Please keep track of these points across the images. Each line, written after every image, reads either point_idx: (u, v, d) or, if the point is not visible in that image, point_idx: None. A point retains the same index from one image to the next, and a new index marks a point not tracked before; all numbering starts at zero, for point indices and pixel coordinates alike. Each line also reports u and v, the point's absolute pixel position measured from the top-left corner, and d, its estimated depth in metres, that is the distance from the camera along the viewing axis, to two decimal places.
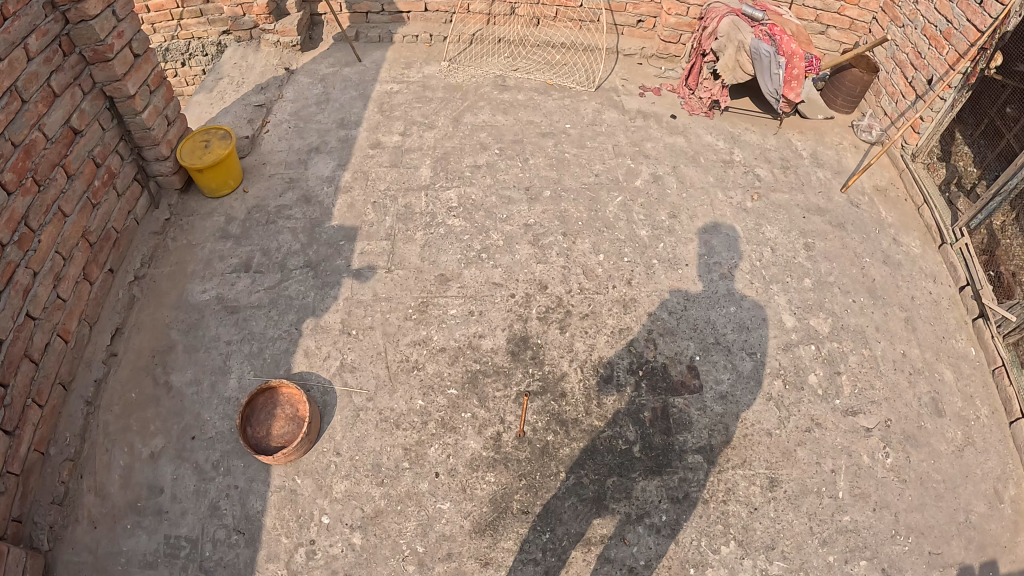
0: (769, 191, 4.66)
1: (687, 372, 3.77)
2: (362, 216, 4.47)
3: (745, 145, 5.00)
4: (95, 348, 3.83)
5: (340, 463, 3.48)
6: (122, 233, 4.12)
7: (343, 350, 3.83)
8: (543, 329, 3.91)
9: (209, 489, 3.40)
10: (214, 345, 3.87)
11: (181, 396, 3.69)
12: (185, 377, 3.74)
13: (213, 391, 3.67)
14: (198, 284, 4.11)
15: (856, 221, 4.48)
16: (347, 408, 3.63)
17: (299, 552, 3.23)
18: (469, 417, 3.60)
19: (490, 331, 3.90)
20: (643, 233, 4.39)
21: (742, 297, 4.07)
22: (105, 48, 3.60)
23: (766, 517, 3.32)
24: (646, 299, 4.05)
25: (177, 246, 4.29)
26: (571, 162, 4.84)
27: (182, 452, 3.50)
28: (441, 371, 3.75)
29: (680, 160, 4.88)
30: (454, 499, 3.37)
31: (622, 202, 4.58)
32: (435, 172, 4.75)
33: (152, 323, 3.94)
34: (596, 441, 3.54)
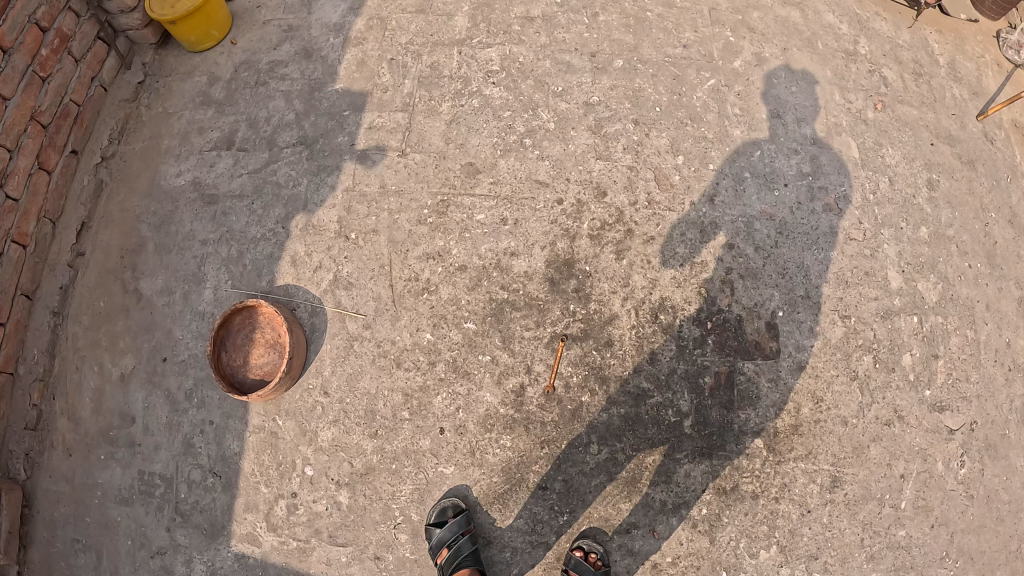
0: (896, 102, 3.57)
1: (764, 331, 3.07)
2: (375, 79, 3.39)
3: (873, 33, 3.73)
4: (61, 247, 3.34)
5: (328, 406, 3.00)
6: (86, 105, 3.43)
7: (339, 258, 3.09)
8: (592, 251, 3.03)
9: (182, 422, 3.12)
10: (188, 245, 3.31)
11: (152, 306, 3.26)
12: (156, 286, 3.28)
13: (185, 305, 3.22)
14: (172, 164, 3.44)
15: (989, 159, 3.56)
16: (339, 337, 3.02)
17: (280, 504, 3.00)
18: (487, 362, 2.94)
19: (524, 245, 3.04)
20: (739, 131, 3.32)
21: (849, 237, 3.24)
22: None
23: (818, 523, 2.91)
24: (730, 227, 3.17)
25: (152, 114, 3.58)
26: (654, 23, 3.48)
27: (153, 376, 3.17)
28: (458, 297, 3.00)
29: (795, 41, 3.57)
30: (459, 465, 2.90)
31: (715, 86, 3.38)
32: (473, 22, 3.46)
33: (122, 216, 3.41)
34: (641, 410, 2.93)
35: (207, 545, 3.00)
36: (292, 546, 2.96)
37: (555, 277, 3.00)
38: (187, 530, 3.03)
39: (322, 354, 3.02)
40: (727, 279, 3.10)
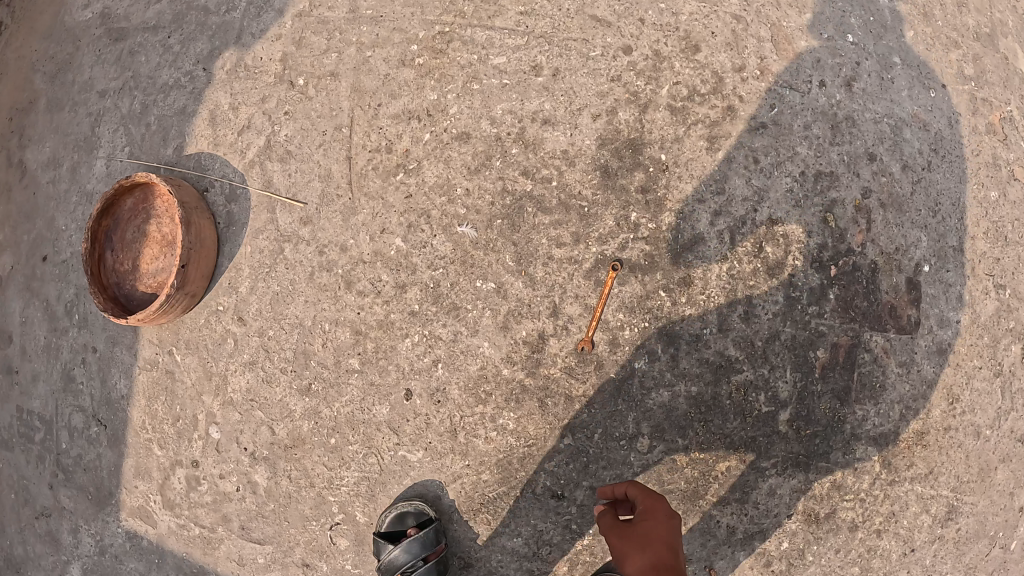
0: None
1: (903, 292, 2.00)
2: None
3: None
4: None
5: (242, 339, 1.98)
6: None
7: (277, 115, 1.99)
8: (671, 131, 1.87)
9: (62, 347, 2.26)
10: (83, 100, 2.33)
11: (34, 185, 2.35)
12: (42, 157, 2.35)
13: (71, 184, 2.29)
14: None
15: None
16: (266, 235, 1.96)
17: (178, 475, 2.12)
18: (490, 292, 1.82)
19: (567, 110, 1.85)
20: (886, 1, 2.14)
21: (1013, 174, 2.14)
22: None
23: (919, 565, 2.05)
24: (871, 130, 2.02)
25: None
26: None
27: (33, 281, 2.31)
28: (452, 182, 1.85)
29: None
30: (432, 451, 1.86)
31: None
32: None
33: (17, 65, 2.47)
34: (721, 392, 1.87)
35: (94, 516, 2.24)
36: (195, 532, 2.11)
37: (613, 165, 1.84)
38: (70, 493, 2.26)
39: (238, 261, 1.98)
40: (863, 203, 1.98)
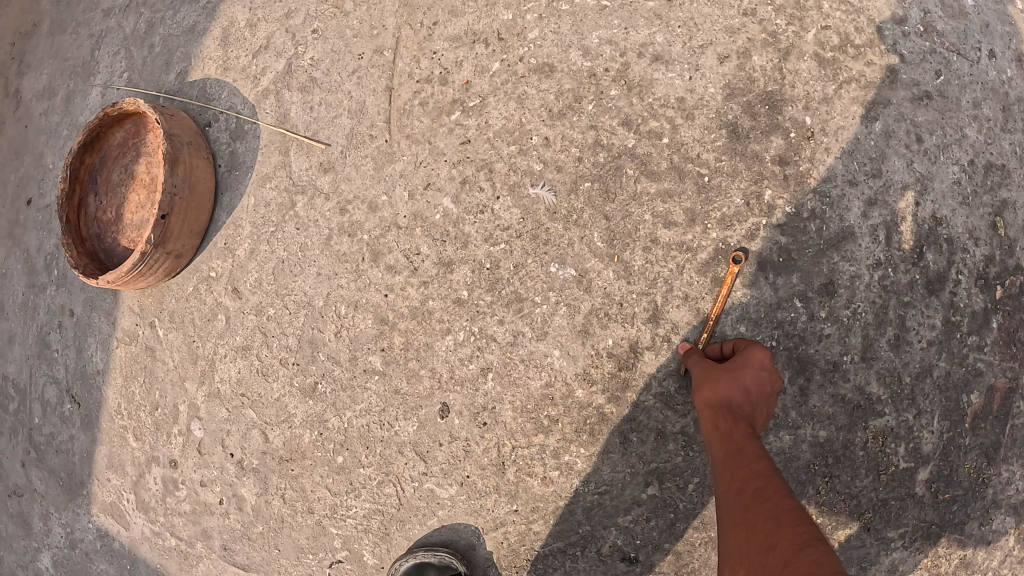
0: None
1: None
2: None
3: None
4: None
5: (236, 317, 1.55)
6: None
7: (304, 34, 1.55)
8: (819, 87, 1.40)
9: (40, 307, 1.95)
10: (88, 22, 2.10)
11: (28, 113, 2.15)
12: (38, 84, 2.16)
13: (65, 115, 2.06)
14: None
15: None
16: (277, 187, 1.53)
17: (154, 474, 1.71)
18: (560, 282, 1.37)
19: (686, 46, 1.40)
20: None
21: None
22: None
23: None
24: None
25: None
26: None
27: (15, 228, 2.07)
28: (526, 127, 1.41)
29: None
30: (470, 488, 1.41)
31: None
32: None
33: None
34: (855, 441, 1.40)
35: (66, 504, 1.91)
36: (170, 543, 1.72)
37: (743, 124, 1.38)
38: (42, 474, 1.94)
39: (239, 216, 1.56)
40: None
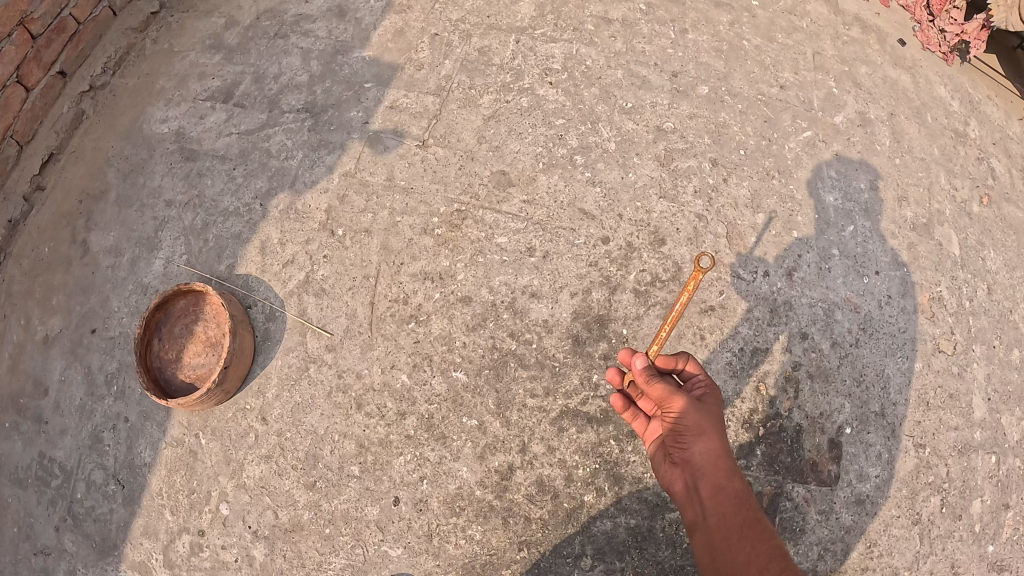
0: (1003, 200, 2.71)
1: (824, 450, 2.33)
2: (412, 53, 2.66)
3: (985, 117, 2.82)
4: (20, 176, 2.63)
5: (263, 436, 2.34)
6: (90, 22, 2.68)
7: (317, 257, 2.44)
8: (633, 310, 2.31)
9: (95, 411, 2.44)
10: (154, 205, 2.61)
11: (95, 265, 2.56)
12: (105, 243, 2.59)
13: (130, 274, 2.53)
14: (160, 108, 2.73)
15: None
16: (294, 355, 2.38)
17: (184, 538, 2.32)
18: (469, 425, 2.24)
19: (550, 287, 2.33)
20: (834, 200, 2.54)
21: (937, 346, 2.46)
22: None
23: None
24: (805, 312, 2.41)
25: (157, 51, 2.81)
26: (749, 55, 2.68)
27: (76, 347, 2.48)
28: (452, 335, 2.31)
29: (903, 105, 2.74)
30: (410, 550, 2.21)
31: (811, 138, 2.60)
32: (542, 5, 2.69)
33: (93, 154, 2.70)
34: (655, 526, 2.20)
35: (94, 562, 2.33)
36: None
37: (581, 335, 2.29)
38: (76, 537, 2.35)
39: (268, 371, 2.38)
40: (793, 374, 2.37)
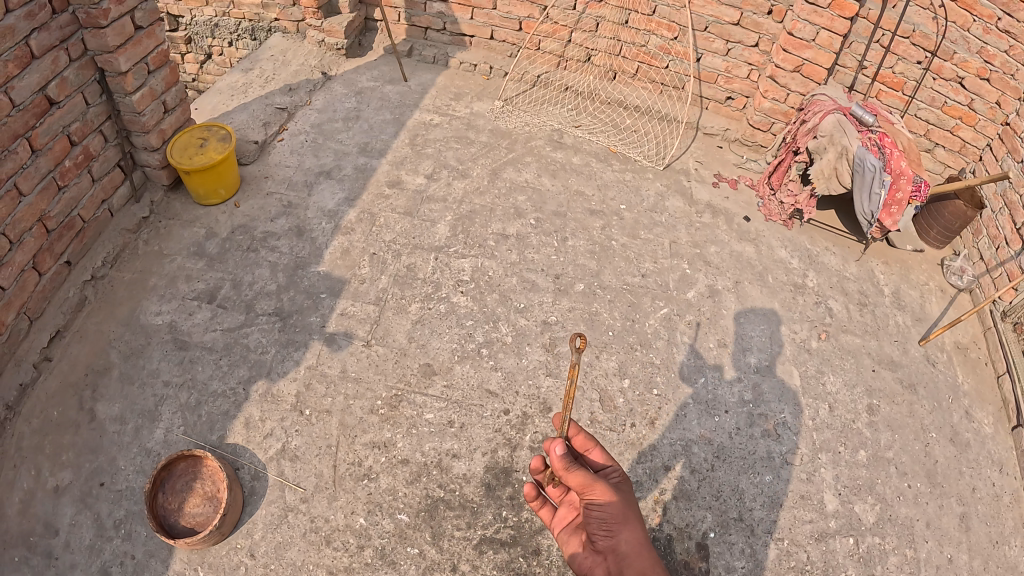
0: (839, 331, 3.50)
1: (693, 551, 2.69)
2: (356, 269, 3.41)
3: (822, 267, 3.73)
4: (30, 346, 3.07)
5: (252, 569, 2.61)
6: (91, 223, 3.46)
7: (289, 431, 2.94)
8: (530, 462, 2.90)
9: (105, 548, 2.64)
10: (151, 384, 3.05)
11: (103, 430, 2.90)
12: (112, 411, 2.95)
13: (136, 436, 2.88)
14: (154, 304, 3.32)
15: (929, 383, 3.38)
16: (275, 505, 2.76)
17: None
18: (415, 554, 2.66)
19: (468, 448, 2.92)
20: (684, 358, 3.22)
21: (786, 459, 2.98)
22: (100, 12, 3.05)
23: None
24: (666, 449, 2.94)
25: (147, 251, 3.55)
26: (616, 252, 3.55)
27: (87, 497, 2.74)
28: (396, 487, 2.82)
29: (745, 275, 3.58)
30: None
31: (667, 314, 3.35)
32: (454, 232, 3.55)
33: (96, 336, 3.19)
34: None
35: None
36: None
37: (493, 483, 2.84)
38: None
39: (255, 517, 2.72)
40: (660, 498, 2.81)
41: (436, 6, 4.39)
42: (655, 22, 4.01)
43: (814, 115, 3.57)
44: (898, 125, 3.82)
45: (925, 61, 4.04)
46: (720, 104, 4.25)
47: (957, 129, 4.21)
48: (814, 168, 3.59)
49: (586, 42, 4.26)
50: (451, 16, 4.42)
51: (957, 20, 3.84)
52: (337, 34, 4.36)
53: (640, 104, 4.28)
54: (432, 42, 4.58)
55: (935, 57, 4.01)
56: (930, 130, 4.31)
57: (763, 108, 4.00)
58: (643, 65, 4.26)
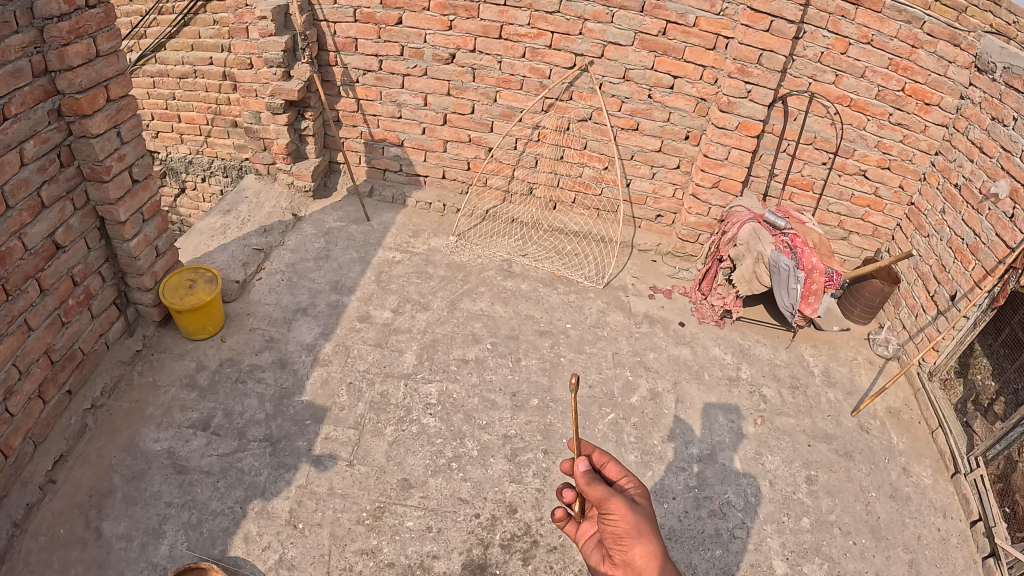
0: (774, 415, 3.92)
1: None
2: (335, 397, 3.75)
3: (754, 359, 4.23)
4: (35, 469, 3.27)
5: None
6: (90, 354, 3.74)
7: (284, 546, 3.10)
8: (503, 558, 3.11)
9: None
10: (153, 504, 3.23)
11: (109, 547, 3.05)
12: (117, 529, 3.11)
13: (141, 551, 3.04)
14: (152, 431, 3.55)
15: (864, 448, 3.83)
16: None
17: None
18: None
19: (446, 548, 3.13)
20: (633, 456, 3.55)
21: (733, 535, 3.29)
22: (104, 169, 3.44)
23: None
24: None
25: (142, 381, 3.83)
26: (565, 368, 3.95)
27: None
28: None
29: (683, 375, 4.02)
30: None
31: (615, 419, 3.73)
32: (420, 360, 3.92)
33: (98, 460, 3.39)
34: None
35: None
36: None
37: None
38: None
39: None
40: None
41: (393, 150, 4.92)
42: (588, 155, 4.68)
43: (733, 226, 4.21)
44: (810, 223, 4.35)
45: (828, 161, 4.65)
46: (651, 222, 4.92)
47: (866, 216, 4.84)
48: (736, 272, 4.22)
49: (527, 177, 4.89)
50: (407, 161, 5.00)
51: (852, 123, 4.45)
52: (304, 177, 4.91)
53: (580, 228, 4.93)
54: (390, 181, 5.13)
55: (838, 157, 4.63)
56: (843, 220, 4.90)
57: (688, 223, 4.63)
58: (579, 195, 4.91)
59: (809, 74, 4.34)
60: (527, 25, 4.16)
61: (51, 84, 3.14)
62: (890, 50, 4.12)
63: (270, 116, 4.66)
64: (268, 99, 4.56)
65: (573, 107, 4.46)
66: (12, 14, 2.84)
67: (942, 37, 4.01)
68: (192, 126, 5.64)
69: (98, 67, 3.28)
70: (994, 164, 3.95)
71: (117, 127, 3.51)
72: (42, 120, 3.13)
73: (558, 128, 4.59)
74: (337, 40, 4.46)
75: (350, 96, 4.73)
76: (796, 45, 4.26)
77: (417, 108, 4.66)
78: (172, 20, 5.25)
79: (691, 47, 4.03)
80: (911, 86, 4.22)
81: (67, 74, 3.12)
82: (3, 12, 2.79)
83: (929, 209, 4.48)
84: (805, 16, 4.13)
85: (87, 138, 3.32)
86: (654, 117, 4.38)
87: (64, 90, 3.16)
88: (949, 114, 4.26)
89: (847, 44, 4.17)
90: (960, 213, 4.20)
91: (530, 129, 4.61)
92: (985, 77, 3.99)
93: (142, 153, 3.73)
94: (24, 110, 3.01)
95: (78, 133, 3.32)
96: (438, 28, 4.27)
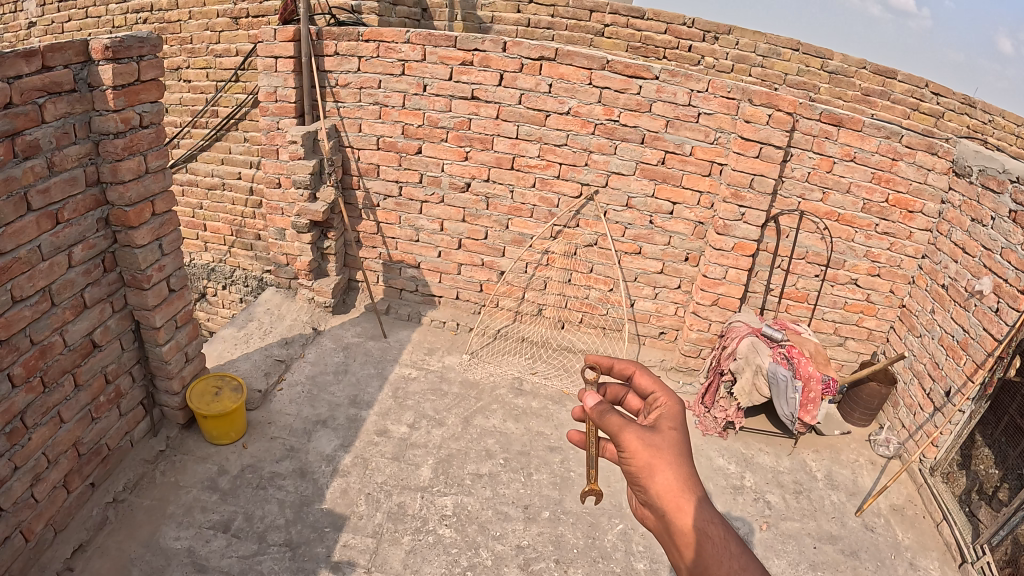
0: (779, 519, 4.03)
1: None
2: (353, 506, 3.83)
3: (757, 468, 4.41)
4: (54, 555, 3.39)
5: None
6: (115, 450, 3.87)
7: None
8: None
9: None
10: None
11: None
12: None
13: None
14: (173, 530, 3.61)
15: (869, 547, 3.92)
16: None
17: None
18: None
19: None
20: (640, 564, 3.61)
21: None
22: (144, 277, 3.68)
23: None
24: None
25: (164, 481, 3.95)
26: (575, 482, 4.11)
27: None
28: None
29: None
30: None
31: (623, 529, 3.83)
32: (436, 474, 4.07)
33: (117, 553, 3.46)
34: None
35: None
36: None
37: None
38: None
39: None
40: None
41: (409, 271, 5.34)
42: (594, 278, 5.04)
43: (732, 340, 4.53)
44: (806, 334, 4.63)
45: (821, 273, 4.88)
46: (655, 339, 5.21)
47: (860, 322, 5.05)
48: (736, 384, 4.47)
49: (537, 299, 5.22)
50: (422, 281, 5.38)
51: (841, 236, 4.69)
52: (325, 293, 5.26)
53: (587, 345, 5.21)
54: (406, 299, 5.51)
55: (830, 269, 4.86)
56: (838, 327, 5.10)
57: (690, 338, 4.94)
58: (585, 314, 5.22)
59: (798, 194, 4.61)
60: (537, 157, 4.63)
61: (101, 195, 3.44)
62: (872, 165, 4.40)
63: (295, 234, 5.03)
64: (294, 218, 4.94)
65: (579, 233, 4.88)
66: (71, 126, 3.18)
67: (919, 148, 4.32)
68: (215, 235, 6.13)
69: (146, 183, 3.58)
70: (976, 262, 4.17)
71: (159, 241, 3.78)
72: (91, 227, 3.40)
73: (565, 253, 4.99)
74: (360, 167, 4.97)
75: (370, 219, 5.19)
76: (785, 168, 4.54)
77: (433, 233, 5.11)
78: (204, 134, 5.86)
79: (688, 174, 4.45)
80: (895, 196, 4.49)
81: (117, 187, 3.41)
82: (63, 124, 3.13)
83: (921, 310, 4.68)
84: (792, 139, 4.43)
85: (131, 247, 3.58)
86: (656, 241, 4.77)
87: (114, 202, 3.45)
88: (931, 219, 4.54)
89: (831, 163, 4.44)
90: (949, 310, 4.40)
91: (539, 253, 5.01)
92: (963, 180, 4.29)
93: (179, 265, 3.99)
94: (76, 217, 3.30)
95: (123, 242, 3.58)
96: (454, 157, 4.76)
